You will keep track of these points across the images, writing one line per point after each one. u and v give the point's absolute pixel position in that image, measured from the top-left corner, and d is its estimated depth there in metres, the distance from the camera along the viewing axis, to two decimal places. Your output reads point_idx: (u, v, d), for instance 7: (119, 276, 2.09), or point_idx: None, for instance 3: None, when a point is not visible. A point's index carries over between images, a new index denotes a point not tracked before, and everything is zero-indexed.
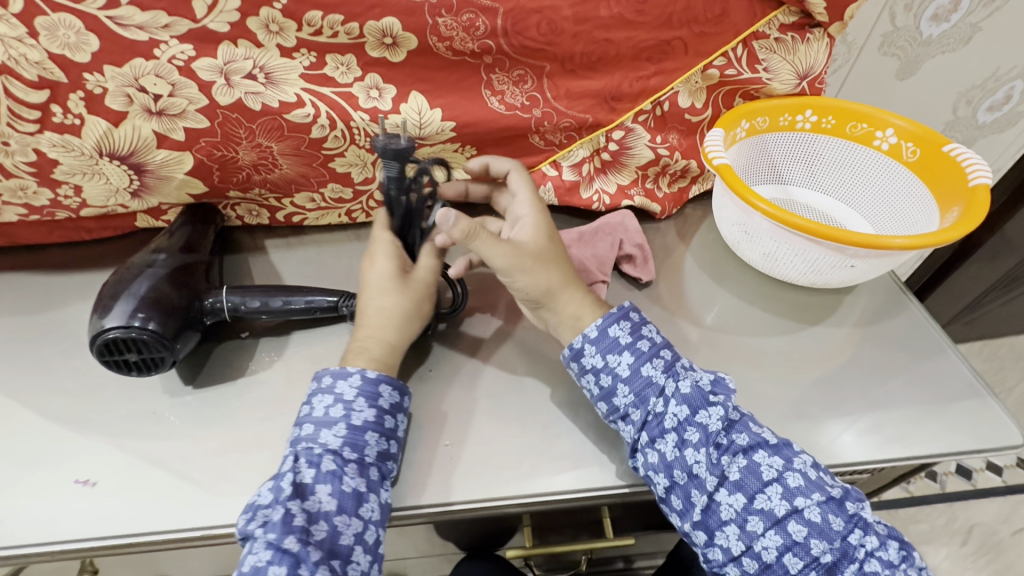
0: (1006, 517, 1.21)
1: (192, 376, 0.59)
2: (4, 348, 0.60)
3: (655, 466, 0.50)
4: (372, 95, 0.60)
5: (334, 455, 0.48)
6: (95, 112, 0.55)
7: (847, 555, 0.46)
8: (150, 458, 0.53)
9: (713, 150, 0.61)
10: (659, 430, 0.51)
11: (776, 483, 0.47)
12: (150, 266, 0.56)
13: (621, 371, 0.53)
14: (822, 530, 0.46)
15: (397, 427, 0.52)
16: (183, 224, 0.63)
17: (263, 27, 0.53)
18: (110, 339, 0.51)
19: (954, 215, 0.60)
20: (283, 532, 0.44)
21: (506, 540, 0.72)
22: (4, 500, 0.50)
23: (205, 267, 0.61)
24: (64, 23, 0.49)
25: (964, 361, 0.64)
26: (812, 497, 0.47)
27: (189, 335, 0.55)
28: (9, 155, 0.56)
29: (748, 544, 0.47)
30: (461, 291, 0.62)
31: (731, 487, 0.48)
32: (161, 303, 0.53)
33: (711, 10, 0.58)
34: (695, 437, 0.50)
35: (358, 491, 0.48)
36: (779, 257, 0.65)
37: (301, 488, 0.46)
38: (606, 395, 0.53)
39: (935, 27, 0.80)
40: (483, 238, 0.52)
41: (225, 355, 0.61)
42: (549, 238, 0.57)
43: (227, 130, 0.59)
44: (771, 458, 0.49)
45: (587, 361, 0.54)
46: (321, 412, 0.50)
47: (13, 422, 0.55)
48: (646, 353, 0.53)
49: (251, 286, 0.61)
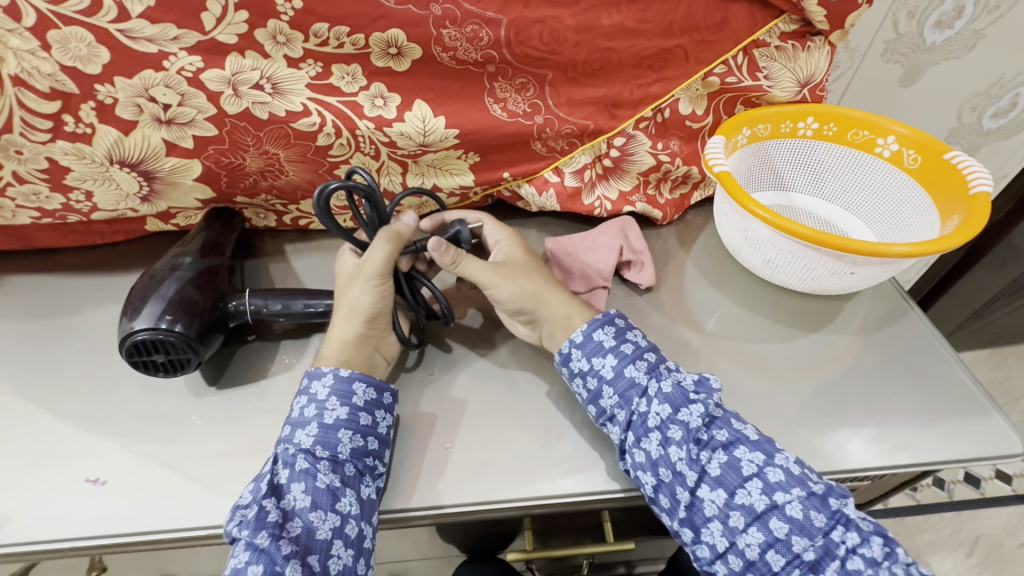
0: (1013, 527, 1.20)
1: (216, 377, 0.60)
2: (17, 348, 0.61)
3: (643, 465, 0.51)
4: (377, 104, 0.61)
5: (307, 454, 0.49)
6: (106, 121, 0.56)
7: (830, 553, 0.45)
8: (158, 460, 0.55)
9: (713, 157, 0.61)
10: (643, 430, 0.51)
11: (756, 478, 0.48)
12: (176, 269, 0.58)
13: (606, 373, 0.54)
14: (802, 527, 0.46)
15: (376, 424, 0.53)
16: (208, 225, 0.65)
17: (270, 39, 0.55)
18: (138, 340, 0.52)
19: (954, 222, 0.60)
20: (256, 528, 0.45)
21: (508, 543, 0.72)
22: (16, 499, 0.52)
23: (227, 269, 0.62)
24: (76, 35, 0.51)
25: (965, 368, 0.64)
26: (792, 492, 0.47)
27: (213, 336, 0.56)
28: (22, 163, 0.57)
29: (731, 541, 0.47)
30: (443, 300, 0.57)
31: (713, 483, 0.49)
32: (186, 304, 0.55)
33: (712, 18, 0.59)
34: (677, 435, 0.50)
35: (333, 486, 0.48)
36: (778, 263, 0.65)
37: (278, 487, 0.48)
38: (593, 397, 0.54)
39: (939, 33, 0.80)
40: (464, 259, 0.56)
41: (248, 357, 0.62)
42: (524, 250, 0.61)
43: (235, 137, 0.60)
44: (751, 453, 0.49)
45: (575, 365, 0.55)
46: (297, 413, 0.52)
47: (26, 421, 0.56)
48: (630, 355, 0.54)
49: (273, 288, 0.62)
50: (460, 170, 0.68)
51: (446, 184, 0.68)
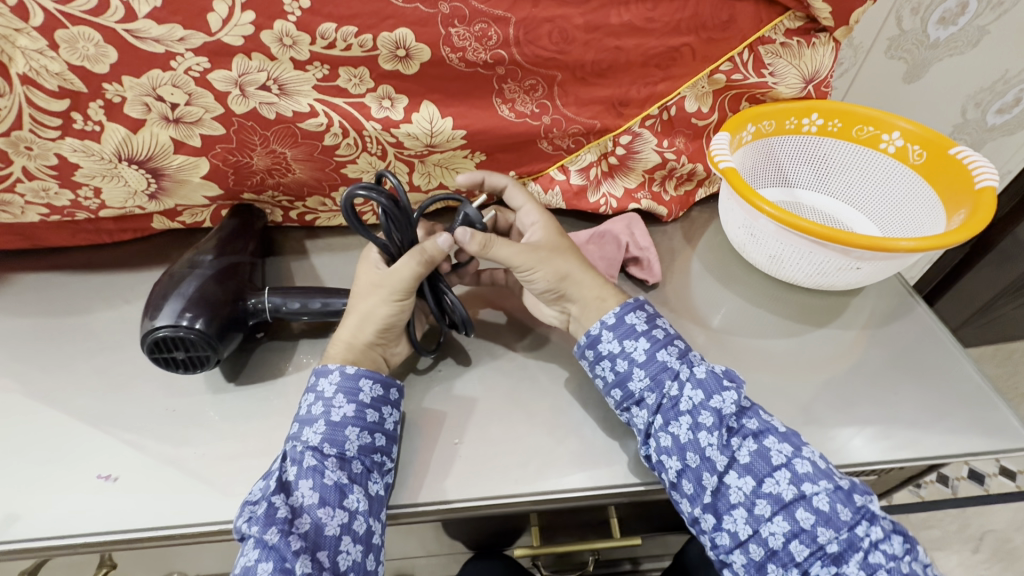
0: (1020, 524, 1.20)
1: (234, 373, 0.61)
2: (27, 347, 0.62)
3: (669, 449, 0.51)
4: (384, 105, 0.61)
5: (314, 451, 0.49)
6: (114, 120, 0.57)
7: (853, 546, 0.46)
8: (167, 457, 0.55)
9: (718, 154, 0.61)
10: (674, 413, 0.51)
11: (785, 468, 0.48)
12: (195, 267, 0.58)
13: (637, 356, 0.54)
14: (828, 519, 0.46)
15: (382, 420, 0.53)
16: (232, 222, 0.65)
17: (277, 41, 0.54)
18: (159, 337, 0.53)
19: (960, 217, 0.60)
20: (265, 524, 0.45)
21: (514, 539, 0.73)
22: (27, 496, 0.52)
23: (248, 267, 0.62)
24: (84, 35, 0.51)
25: (972, 364, 0.64)
26: (820, 484, 0.47)
27: (232, 335, 0.57)
28: (32, 158, 0.58)
29: (755, 529, 0.47)
30: (455, 304, 0.58)
31: (741, 470, 0.49)
32: (206, 301, 0.55)
33: (718, 16, 0.59)
34: (709, 420, 0.50)
35: (340, 482, 0.49)
36: (784, 259, 0.66)
37: (286, 485, 0.48)
38: (621, 380, 0.54)
39: (943, 30, 0.80)
40: (498, 243, 0.54)
41: (267, 355, 0.63)
42: (559, 229, 0.60)
43: (242, 137, 0.60)
44: (780, 443, 0.50)
45: (604, 347, 0.55)
46: (305, 411, 0.52)
47: (36, 419, 0.57)
48: (662, 340, 0.55)
49: (291, 286, 0.62)
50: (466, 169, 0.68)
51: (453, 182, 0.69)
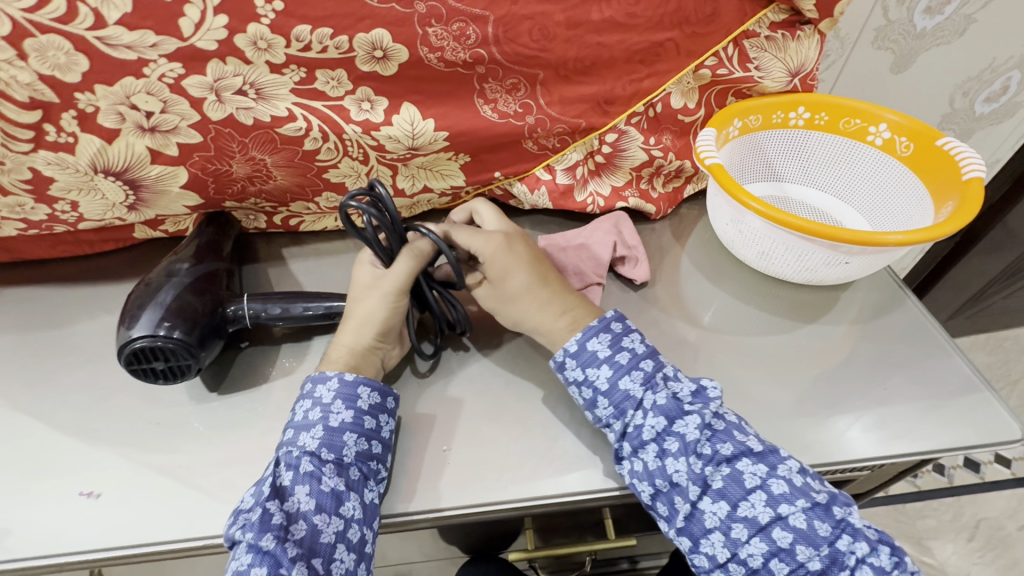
0: (1013, 512, 1.20)
1: (217, 383, 0.60)
2: (8, 362, 0.60)
3: (639, 474, 0.51)
4: (364, 107, 0.60)
5: (312, 457, 0.49)
6: (88, 130, 0.56)
7: (837, 562, 0.46)
8: (154, 470, 0.54)
9: (704, 150, 0.61)
10: (639, 442, 0.51)
11: (760, 490, 0.47)
12: (172, 276, 0.57)
13: (600, 385, 0.53)
14: (807, 537, 0.46)
15: (380, 428, 0.53)
16: (205, 229, 0.64)
17: (251, 44, 0.53)
18: (137, 348, 0.52)
19: (949, 209, 0.60)
20: (261, 531, 0.45)
21: (510, 542, 0.72)
22: (12, 512, 0.51)
23: (226, 275, 0.61)
24: (53, 44, 0.50)
25: (963, 356, 0.64)
26: (796, 504, 0.47)
27: (213, 342, 0.56)
28: (5, 173, 0.57)
29: (733, 551, 0.47)
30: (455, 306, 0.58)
31: (715, 495, 0.48)
32: (184, 311, 0.54)
33: (702, 10, 0.58)
34: (675, 446, 0.50)
35: (337, 490, 0.48)
36: (773, 256, 0.65)
37: (281, 490, 0.47)
38: (590, 406, 0.54)
39: (929, 19, 0.80)
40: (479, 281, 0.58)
41: (249, 362, 0.62)
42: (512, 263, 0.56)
43: (220, 144, 0.59)
44: (754, 466, 0.49)
45: (569, 374, 0.55)
46: (301, 417, 0.51)
47: (20, 434, 0.56)
48: (625, 366, 0.53)
49: (270, 292, 0.61)
50: (450, 172, 0.67)
51: (437, 185, 0.68)
